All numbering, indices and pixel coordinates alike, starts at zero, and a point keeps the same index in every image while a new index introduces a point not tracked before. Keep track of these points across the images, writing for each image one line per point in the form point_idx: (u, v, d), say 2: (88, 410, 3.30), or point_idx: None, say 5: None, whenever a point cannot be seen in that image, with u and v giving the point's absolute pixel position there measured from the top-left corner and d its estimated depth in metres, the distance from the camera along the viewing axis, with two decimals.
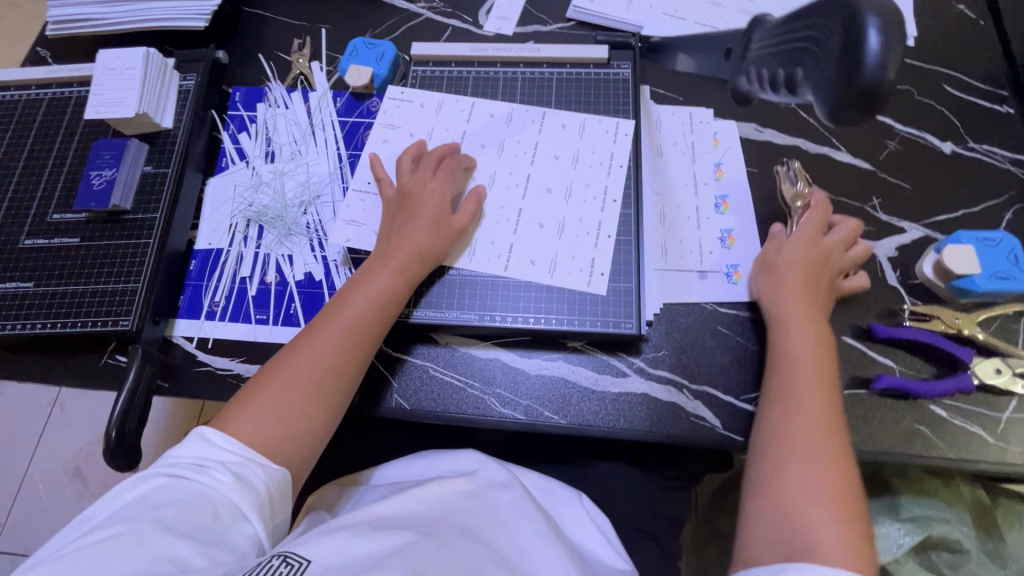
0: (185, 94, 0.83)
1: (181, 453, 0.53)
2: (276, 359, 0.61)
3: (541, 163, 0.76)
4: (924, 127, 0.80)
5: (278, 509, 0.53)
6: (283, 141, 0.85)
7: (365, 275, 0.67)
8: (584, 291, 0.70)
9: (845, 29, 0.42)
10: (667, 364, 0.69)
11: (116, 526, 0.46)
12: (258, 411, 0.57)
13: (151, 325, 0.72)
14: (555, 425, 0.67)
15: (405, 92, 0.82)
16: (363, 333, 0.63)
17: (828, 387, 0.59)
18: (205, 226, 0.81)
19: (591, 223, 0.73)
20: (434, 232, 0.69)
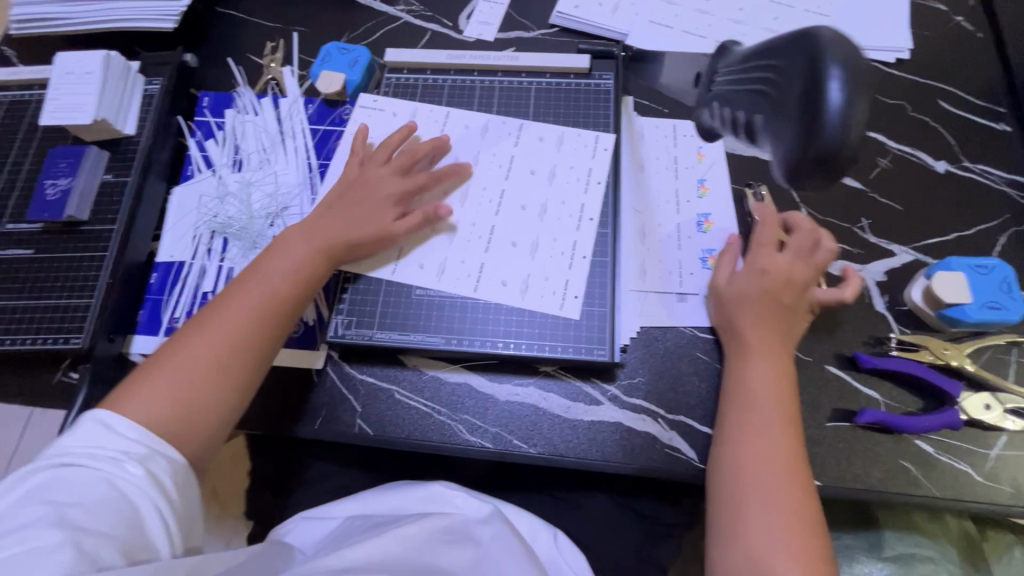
0: (149, 99, 0.80)
1: (78, 445, 0.49)
2: (178, 335, 0.58)
3: (517, 177, 0.73)
4: (917, 144, 0.77)
5: (186, 496, 0.52)
6: (251, 149, 0.81)
7: (279, 251, 0.64)
8: (556, 314, 0.67)
9: (807, 81, 0.42)
10: (642, 392, 0.66)
11: (16, 529, 0.43)
12: (151, 388, 0.53)
13: (105, 343, 0.69)
14: (524, 455, 0.64)
15: (378, 101, 0.79)
16: (275, 312, 0.60)
17: (790, 425, 0.57)
18: (168, 237, 0.78)
19: (566, 243, 0.70)
20: (367, 224, 0.66)
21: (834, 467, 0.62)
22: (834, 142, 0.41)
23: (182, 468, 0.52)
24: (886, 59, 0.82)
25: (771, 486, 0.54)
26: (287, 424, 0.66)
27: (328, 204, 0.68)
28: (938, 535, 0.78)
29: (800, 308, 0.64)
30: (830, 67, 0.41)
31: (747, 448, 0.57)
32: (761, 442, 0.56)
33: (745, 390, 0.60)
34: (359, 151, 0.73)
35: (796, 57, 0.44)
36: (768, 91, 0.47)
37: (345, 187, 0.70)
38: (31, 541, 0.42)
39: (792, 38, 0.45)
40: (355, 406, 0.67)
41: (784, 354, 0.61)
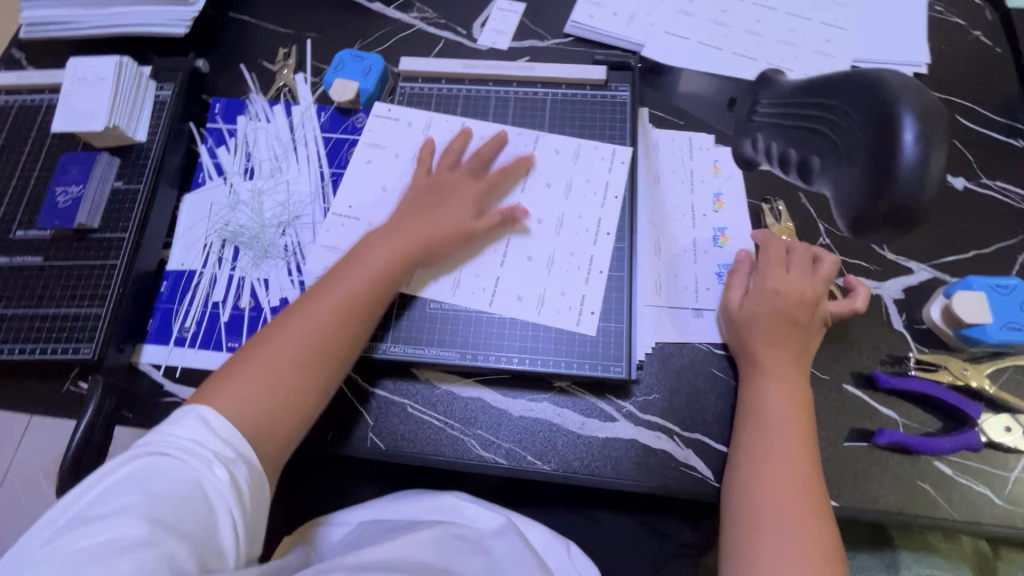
0: (161, 105, 0.79)
1: (178, 434, 0.49)
2: (265, 332, 0.59)
3: (532, 190, 0.73)
4: None
5: (256, 511, 0.50)
6: (263, 157, 0.81)
7: (362, 251, 0.65)
8: (572, 331, 0.66)
9: (879, 129, 0.43)
10: (657, 409, 0.65)
11: (109, 515, 0.43)
12: (242, 385, 0.54)
13: (115, 352, 0.69)
14: (537, 472, 0.63)
15: (392, 110, 0.79)
16: (356, 313, 0.61)
17: (807, 447, 0.57)
18: (178, 245, 0.77)
19: (582, 257, 0.69)
20: (446, 229, 0.67)
21: (851, 488, 0.61)
22: (907, 196, 0.43)
23: (258, 472, 0.51)
24: (904, 73, 0.81)
25: (788, 510, 0.53)
26: (297, 437, 0.66)
27: (410, 205, 0.69)
28: (952, 555, 0.78)
29: (813, 325, 0.63)
30: (901, 121, 0.43)
31: (762, 471, 0.56)
32: (777, 464, 0.56)
33: (761, 412, 0.60)
34: (426, 158, 0.73)
35: (859, 108, 0.46)
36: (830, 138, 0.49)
37: (423, 188, 0.70)
38: (121, 531, 0.42)
39: (863, 81, 0.46)
40: (367, 420, 0.66)
41: (800, 375, 0.61)
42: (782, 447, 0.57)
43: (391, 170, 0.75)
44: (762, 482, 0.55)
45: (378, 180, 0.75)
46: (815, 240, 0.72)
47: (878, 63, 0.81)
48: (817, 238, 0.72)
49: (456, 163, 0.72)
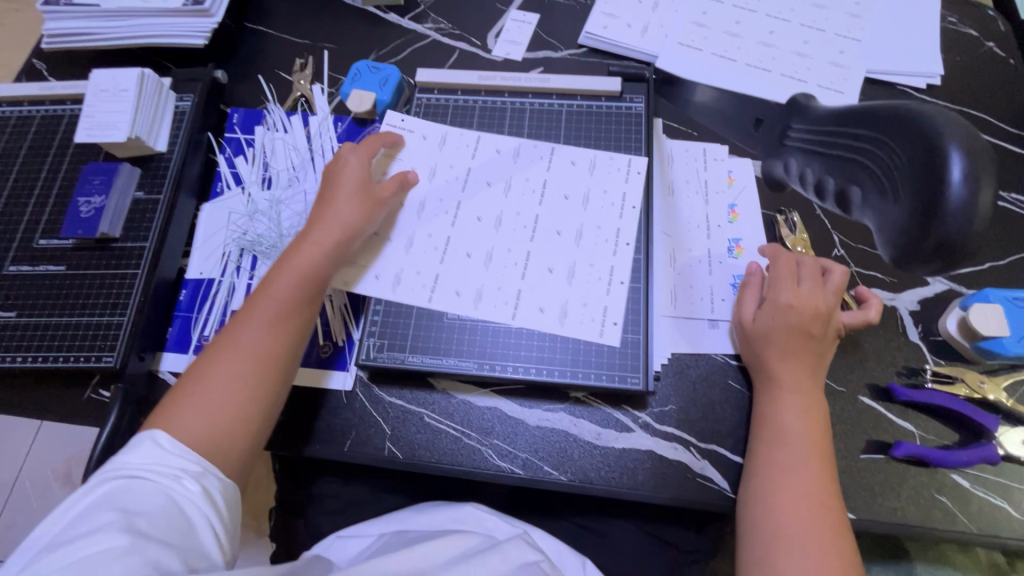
0: (180, 116, 0.80)
1: (137, 457, 0.50)
2: (204, 357, 0.59)
3: (550, 203, 0.73)
4: None
5: (231, 516, 0.52)
6: (280, 167, 0.82)
7: (286, 257, 0.65)
8: (596, 342, 0.67)
9: (924, 163, 0.40)
10: (673, 420, 0.66)
11: (86, 533, 0.43)
12: (189, 406, 0.55)
13: (136, 361, 0.70)
14: (555, 482, 0.64)
15: (404, 120, 0.79)
16: (289, 315, 0.62)
17: (826, 462, 0.57)
18: (197, 254, 0.78)
19: (603, 268, 0.70)
20: (354, 210, 0.67)
21: (869, 501, 0.61)
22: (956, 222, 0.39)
23: (231, 486, 0.53)
24: (917, 85, 0.82)
25: (810, 524, 0.53)
26: (318, 447, 0.66)
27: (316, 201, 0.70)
28: None
29: (827, 337, 0.64)
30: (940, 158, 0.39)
31: (782, 487, 0.56)
32: (795, 478, 0.56)
33: (778, 426, 0.60)
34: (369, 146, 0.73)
35: (897, 142, 0.42)
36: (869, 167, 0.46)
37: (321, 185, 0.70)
38: (101, 543, 0.42)
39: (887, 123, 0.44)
40: (386, 429, 0.66)
41: (818, 389, 0.61)
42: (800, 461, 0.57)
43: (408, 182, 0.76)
44: (781, 496, 0.56)
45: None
46: (830, 252, 0.72)
47: (892, 74, 0.82)
48: (832, 249, 0.72)
49: (354, 153, 0.72)
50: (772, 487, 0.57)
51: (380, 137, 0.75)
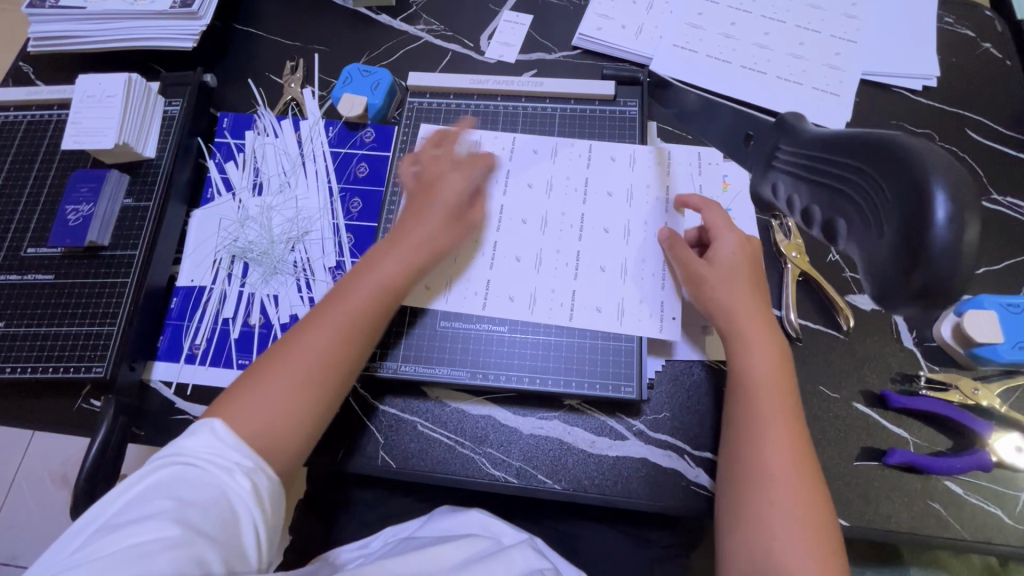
0: (169, 122, 0.79)
1: (195, 444, 0.50)
2: (272, 350, 0.58)
3: (594, 201, 0.73)
4: None
5: (274, 516, 0.51)
6: (271, 173, 0.81)
7: (370, 263, 0.63)
8: (657, 337, 0.66)
9: (903, 213, 0.30)
10: (666, 427, 0.66)
11: (140, 521, 0.44)
12: (253, 401, 0.54)
13: (127, 371, 0.69)
14: (547, 490, 0.64)
15: (432, 132, 0.78)
16: (366, 324, 0.60)
17: (792, 411, 0.58)
18: (188, 261, 0.77)
19: (655, 263, 0.69)
20: (445, 228, 0.66)
21: (861, 507, 0.61)
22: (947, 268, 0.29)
23: (277, 484, 0.52)
24: (913, 87, 0.81)
25: (789, 480, 0.54)
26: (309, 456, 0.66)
27: (406, 211, 0.68)
28: None
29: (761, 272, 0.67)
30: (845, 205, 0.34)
31: (754, 443, 0.56)
32: (772, 435, 0.56)
33: (745, 379, 0.59)
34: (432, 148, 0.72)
35: (891, 176, 0.31)
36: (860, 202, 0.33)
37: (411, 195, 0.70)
38: (152, 536, 0.43)
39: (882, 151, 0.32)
40: (379, 438, 0.66)
41: (777, 338, 0.61)
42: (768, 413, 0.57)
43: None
44: (757, 455, 0.56)
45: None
46: (825, 257, 0.71)
47: (888, 76, 0.81)
48: (827, 254, 0.72)
49: (454, 168, 0.71)
50: (748, 444, 0.57)
51: (475, 159, 0.72)
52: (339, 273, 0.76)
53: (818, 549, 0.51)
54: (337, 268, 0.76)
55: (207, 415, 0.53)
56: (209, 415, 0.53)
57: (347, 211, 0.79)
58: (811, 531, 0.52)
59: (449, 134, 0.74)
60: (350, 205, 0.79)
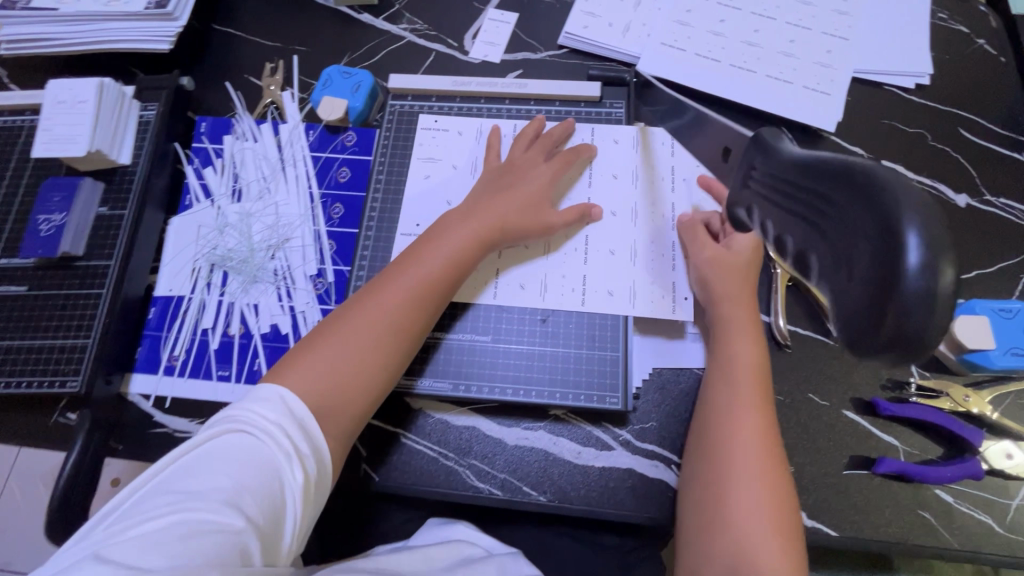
0: (145, 127, 0.77)
1: (264, 416, 0.52)
2: (340, 312, 0.61)
3: (600, 184, 0.74)
4: (937, 176, 0.75)
5: (314, 501, 0.53)
6: (251, 178, 0.79)
7: (437, 237, 0.66)
8: (671, 318, 0.66)
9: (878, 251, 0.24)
10: (653, 437, 0.64)
11: (200, 493, 0.46)
12: (325, 359, 0.57)
13: (102, 385, 0.67)
14: (532, 503, 0.63)
15: (439, 121, 0.78)
16: (432, 296, 0.63)
17: (765, 396, 0.58)
18: (166, 270, 0.76)
19: (665, 244, 0.70)
20: (522, 214, 0.68)
21: (851, 517, 0.60)
22: (925, 304, 0.22)
23: (325, 469, 0.54)
24: (905, 85, 0.80)
25: (753, 465, 0.54)
26: None
27: (479, 192, 0.70)
28: None
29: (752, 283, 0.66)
30: (788, 225, 0.29)
31: (727, 425, 0.57)
32: (749, 421, 0.57)
33: (731, 360, 0.60)
34: (495, 144, 0.75)
35: (861, 207, 0.25)
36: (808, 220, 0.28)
37: (489, 179, 0.71)
38: (209, 514, 0.45)
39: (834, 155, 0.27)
40: (362, 451, 0.65)
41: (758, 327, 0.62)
42: (743, 397, 0.58)
43: (452, 183, 0.75)
44: (726, 439, 0.56)
45: (443, 195, 0.75)
46: None
47: (879, 74, 0.80)
48: None
49: (543, 161, 0.72)
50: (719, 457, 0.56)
51: (577, 150, 0.73)
52: (320, 281, 0.74)
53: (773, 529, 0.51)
54: (318, 275, 0.74)
55: (281, 372, 0.56)
56: (284, 370, 0.56)
57: (329, 217, 0.77)
58: (768, 511, 0.52)
59: (496, 129, 0.75)
60: (331, 211, 0.77)
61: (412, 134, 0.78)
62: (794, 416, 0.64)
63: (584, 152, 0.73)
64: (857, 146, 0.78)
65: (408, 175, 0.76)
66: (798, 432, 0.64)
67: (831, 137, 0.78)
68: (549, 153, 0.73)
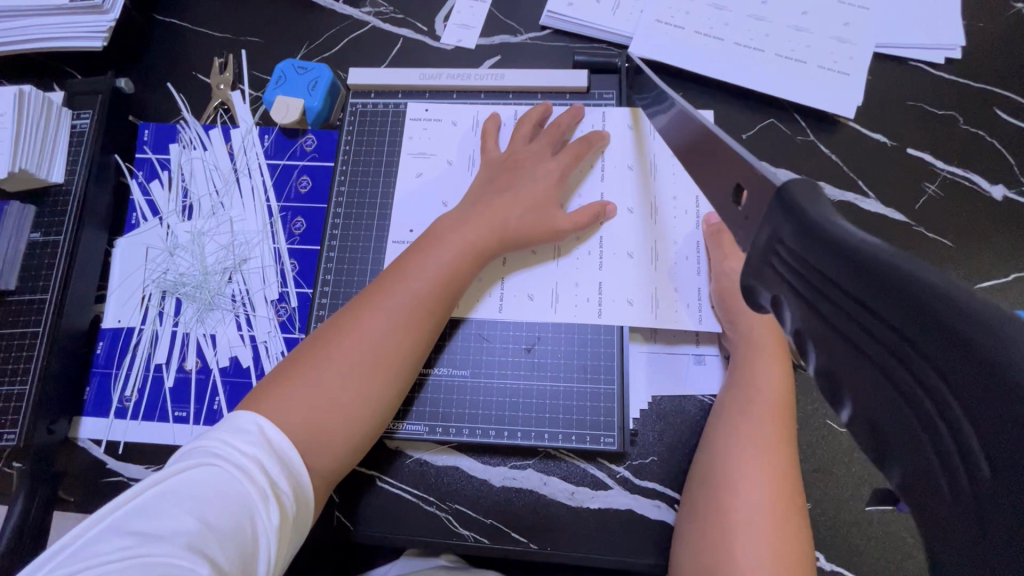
0: (78, 138, 0.69)
1: (238, 446, 0.44)
2: (324, 331, 0.53)
3: (613, 177, 0.65)
4: (971, 165, 0.67)
5: (293, 540, 0.45)
6: (201, 192, 0.71)
7: (430, 245, 0.58)
8: (697, 329, 0.60)
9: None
10: (654, 474, 0.58)
11: (159, 537, 0.38)
12: (300, 392, 0.49)
13: (45, 434, 0.61)
14: (521, 549, 0.57)
15: (430, 109, 0.69)
16: (422, 314, 0.54)
17: (786, 436, 0.52)
18: (113, 299, 0.69)
19: (689, 244, 0.63)
20: (527, 219, 0.60)
21: (872, 559, 0.55)
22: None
23: (305, 503, 0.46)
24: (935, 59, 0.70)
25: (762, 511, 0.47)
26: None
27: (479, 193, 0.62)
28: None
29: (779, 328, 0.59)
30: (852, 378, 0.23)
31: (754, 462, 0.50)
32: (759, 463, 0.50)
33: (751, 394, 0.54)
34: (493, 131, 0.66)
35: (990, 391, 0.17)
36: (885, 389, 0.21)
37: (493, 173, 0.63)
38: (166, 562, 0.37)
39: (913, 281, 0.19)
40: (333, 497, 0.59)
41: (786, 372, 0.55)
42: (758, 436, 0.51)
43: (447, 180, 0.66)
44: (742, 482, 0.49)
45: (438, 193, 0.66)
46: None
47: (905, 48, 0.70)
48: None
49: (550, 155, 0.64)
50: (733, 506, 0.48)
51: (588, 139, 0.64)
52: (283, 307, 0.67)
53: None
54: (280, 300, 0.67)
55: (247, 410, 0.48)
56: (251, 407, 0.48)
57: (289, 233, 0.69)
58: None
59: (494, 115, 0.67)
60: (292, 226, 0.69)
61: (399, 128, 0.69)
62: (811, 447, 0.58)
63: (596, 138, 0.64)
64: (880, 133, 0.69)
65: (399, 172, 0.67)
66: (816, 465, 0.57)
67: (851, 123, 0.69)
68: (557, 145, 0.65)
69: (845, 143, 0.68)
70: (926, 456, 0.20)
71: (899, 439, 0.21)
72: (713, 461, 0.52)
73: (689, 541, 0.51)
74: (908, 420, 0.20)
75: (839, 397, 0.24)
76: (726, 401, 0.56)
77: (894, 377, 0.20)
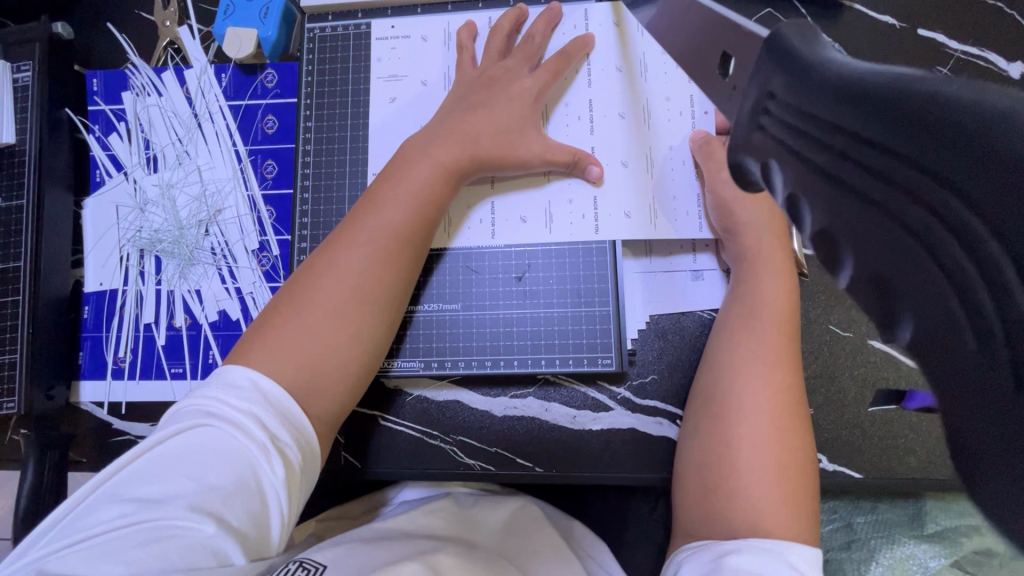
0: (22, 92, 0.64)
1: (231, 403, 0.43)
2: (302, 273, 0.51)
3: (600, 83, 0.60)
4: (987, 43, 0.61)
5: (304, 485, 0.45)
6: (164, 142, 0.67)
7: (399, 171, 0.54)
8: (695, 237, 0.57)
9: None
10: (655, 393, 0.58)
11: (159, 502, 0.39)
12: (286, 334, 0.47)
13: (44, 400, 0.61)
14: (527, 473, 0.58)
15: (396, 24, 0.63)
16: (399, 245, 0.52)
17: (788, 345, 0.50)
18: (92, 262, 0.67)
19: (685, 148, 0.59)
20: (508, 139, 0.56)
21: (876, 457, 0.55)
22: None
23: (312, 449, 0.46)
24: None
25: (762, 421, 0.47)
26: None
27: (450, 106, 0.58)
28: None
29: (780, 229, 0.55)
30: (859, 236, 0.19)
31: (753, 376, 0.49)
32: (758, 376, 0.49)
33: (751, 308, 0.52)
34: (469, 42, 0.61)
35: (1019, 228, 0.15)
36: (903, 248, 0.18)
37: (473, 86, 0.58)
38: (173, 525, 0.38)
39: (951, 113, 0.16)
40: (339, 439, 0.59)
41: (783, 275, 0.53)
42: (756, 350, 0.50)
43: (422, 102, 0.62)
44: (740, 396, 0.49)
45: (414, 119, 0.62)
46: None
47: None
48: None
49: (528, 75, 0.59)
50: (731, 419, 0.48)
51: (568, 50, 0.59)
52: (265, 256, 0.65)
53: (785, 501, 0.44)
54: (261, 249, 0.65)
55: (235, 357, 0.47)
56: (236, 355, 0.47)
57: (261, 178, 0.66)
58: (774, 486, 0.44)
59: (467, 24, 0.62)
60: (263, 170, 0.66)
61: (365, 49, 0.63)
62: (813, 353, 0.57)
63: (577, 43, 0.59)
64: (889, 14, 0.62)
65: (370, 97, 0.63)
66: (819, 371, 0.57)
67: (857, 5, 0.63)
68: (537, 56, 0.60)
69: (850, 29, 0.62)
70: (957, 331, 0.16)
71: (913, 301, 0.18)
72: (715, 380, 0.51)
73: (688, 456, 0.51)
74: (931, 284, 0.17)
75: (838, 256, 0.21)
76: (728, 317, 0.54)
77: (919, 229, 0.17)
